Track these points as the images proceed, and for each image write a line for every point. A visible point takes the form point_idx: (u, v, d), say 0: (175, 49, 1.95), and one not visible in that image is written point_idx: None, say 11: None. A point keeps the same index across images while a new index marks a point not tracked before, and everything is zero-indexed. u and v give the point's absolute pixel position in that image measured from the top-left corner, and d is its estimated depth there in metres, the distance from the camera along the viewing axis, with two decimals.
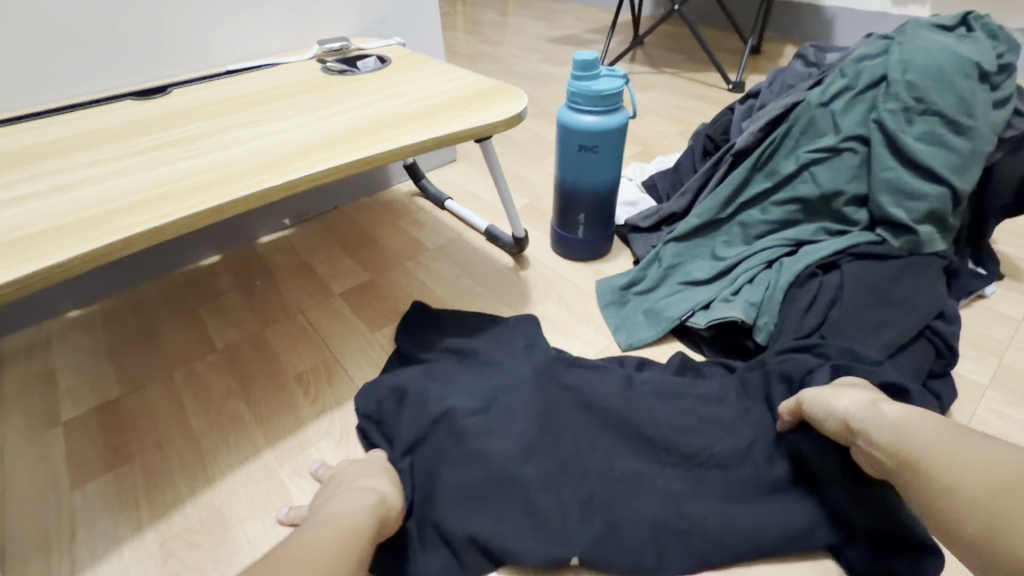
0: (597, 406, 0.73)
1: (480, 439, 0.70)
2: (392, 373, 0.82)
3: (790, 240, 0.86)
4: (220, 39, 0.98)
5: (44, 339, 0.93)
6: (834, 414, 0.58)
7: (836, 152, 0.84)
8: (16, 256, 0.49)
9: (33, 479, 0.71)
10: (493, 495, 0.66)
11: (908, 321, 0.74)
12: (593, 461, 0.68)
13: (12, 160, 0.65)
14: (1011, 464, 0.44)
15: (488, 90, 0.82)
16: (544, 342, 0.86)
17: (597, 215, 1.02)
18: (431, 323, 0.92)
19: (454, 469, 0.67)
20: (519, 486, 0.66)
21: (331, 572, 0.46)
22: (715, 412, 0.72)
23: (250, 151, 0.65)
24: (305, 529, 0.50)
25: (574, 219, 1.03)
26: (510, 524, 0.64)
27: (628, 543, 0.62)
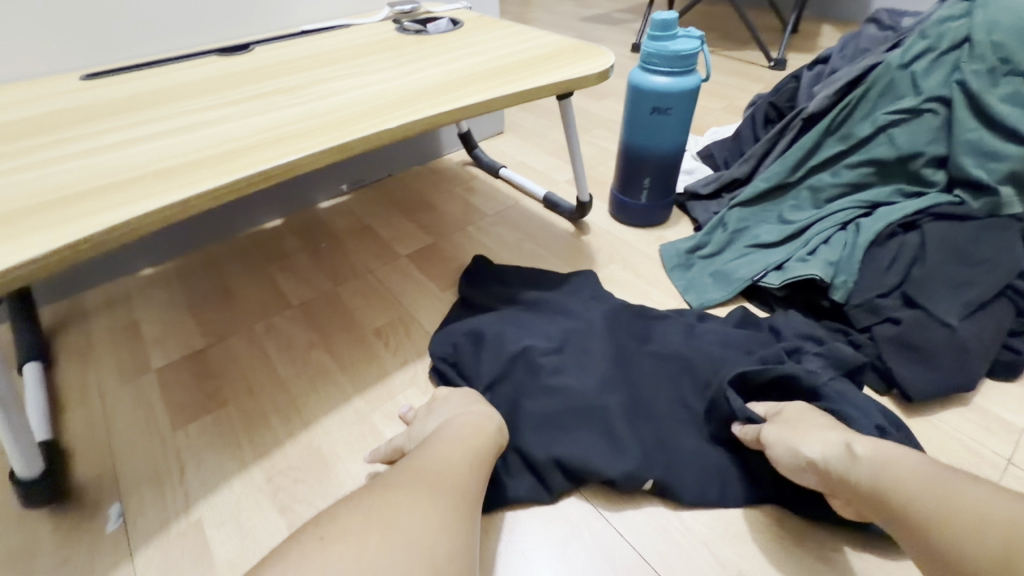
0: (666, 353, 0.74)
1: (558, 375, 0.71)
2: (464, 319, 0.83)
3: (866, 202, 0.87)
4: (294, 1, 0.99)
5: (124, 294, 0.95)
6: (806, 462, 0.56)
7: (916, 114, 0.84)
8: (163, 186, 0.52)
9: (136, 419, 0.74)
10: (574, 423, 0.67)
11: (988, 276, 0.74)
12: (664, 402, 0.70)
13: (125, 106, 0.68)
14: (1001, 517, 0.41)
15: (569, 48, 0.82)
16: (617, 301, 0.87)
17: (663, 182, 1.02)
18: (500, 281, 0.93)
19: (534, 401, 0.69)
20: (599, 415, 0.67)
21: (463, 481, 0.50)
22: (793, 356, 0.72)
23: (354, 101, 0.67)
24: (434, 446, 0.54)
25: (639, 185, 1.03)
26: (591, 447, 0.64)
27: (723, 485, 0.63)
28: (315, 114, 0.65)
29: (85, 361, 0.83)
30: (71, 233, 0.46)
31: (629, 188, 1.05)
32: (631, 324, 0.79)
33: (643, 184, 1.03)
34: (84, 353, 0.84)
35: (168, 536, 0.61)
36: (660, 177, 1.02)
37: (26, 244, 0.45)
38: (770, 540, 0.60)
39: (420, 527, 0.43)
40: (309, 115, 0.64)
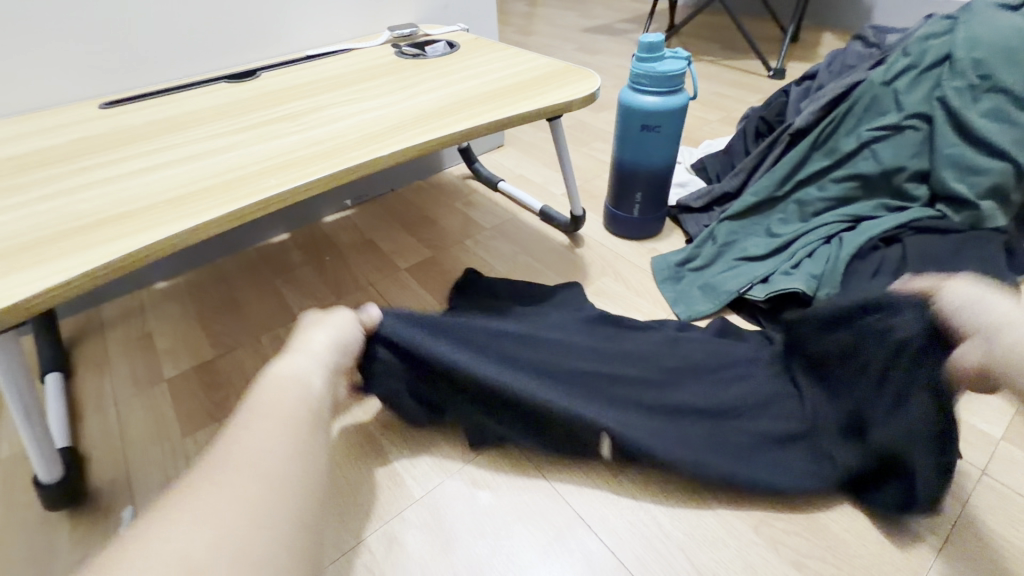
0: (635, 352, 0.79)
1: (519, 350, 0.75)
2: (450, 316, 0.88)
3: (850, 215, 0.89)
4: (299, 26, 1.04)
5: (138, 307, 1.00)
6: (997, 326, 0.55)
7: (899, 130, 0.86)
8: (171, 214, 0.56)
9: (148, 427, 0.78)
10: (528, 387, 0.70)
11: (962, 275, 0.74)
12: (628, 391, 0.73)
13: (139, 135, 0.72)
14: None
15: (559, 71, 0.86)
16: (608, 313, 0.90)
17: (655, 197, 1.05)
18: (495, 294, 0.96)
19: (491, 367, 0.72)
20: (554, 383, 0.71)
21: (277, 478, 0.42)
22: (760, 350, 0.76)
23: (350, 128, 0.71)
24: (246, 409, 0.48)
25: (632, 200, 1.06)
26: (542, 406, 0.68)
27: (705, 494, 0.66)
28: (315, 141, 0.69)
29: (101, 372, 0.88)
30: (90, 259, 0.50)
31: (623, 203, 1.08)
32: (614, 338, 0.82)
33: (635, 200, 1.06)
34: (100, 364, 0.89)
35: None
36: (651, 193, 1.05)
37: (49, 271, 0.49)
38: (747, 547, 0.62)
39: (254, 475, 0.42)
40: (310, 142, 0.68)
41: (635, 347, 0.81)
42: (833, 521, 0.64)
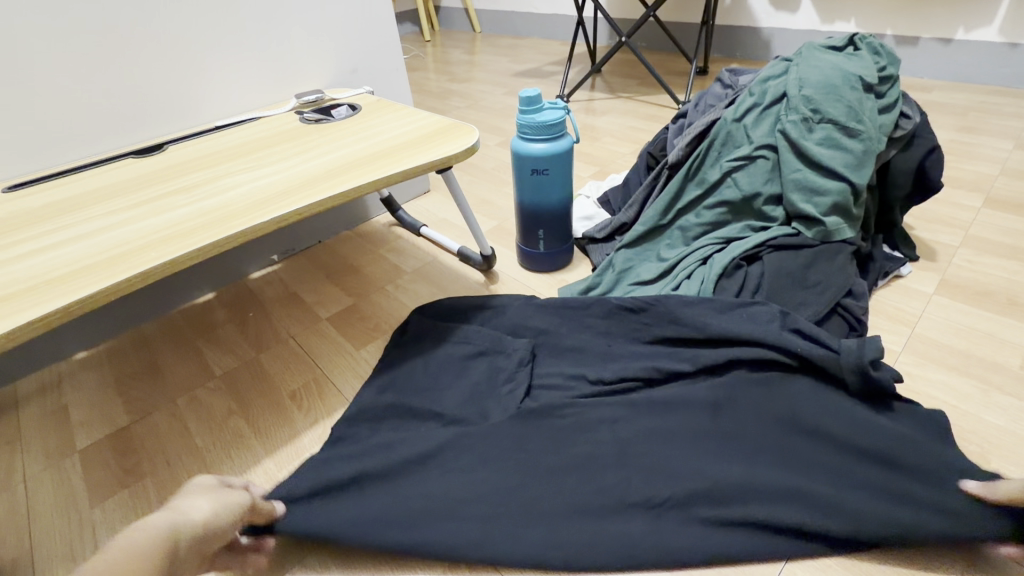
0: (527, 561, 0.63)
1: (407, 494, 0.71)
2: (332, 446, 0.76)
3: (722, 238, 0.98)
4: (211, 101, 1.12)
5: (56, 380, 1.02)
6: None
7: (751, 160, 0.98)
8: (56, 292, 0.60)
9: (56, 501, 0.79)
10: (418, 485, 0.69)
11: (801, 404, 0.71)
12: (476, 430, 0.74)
13: (35, 216, 0.76)
14: None
15: (445, 128, 0.93)
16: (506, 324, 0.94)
17: (541, 322, 0.92)
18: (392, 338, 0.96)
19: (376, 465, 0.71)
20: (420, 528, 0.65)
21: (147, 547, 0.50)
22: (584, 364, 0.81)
23: (172, 220, 0.72)
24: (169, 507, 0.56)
25: (522, 297, 0.99)
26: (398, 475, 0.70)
27: None
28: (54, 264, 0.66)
29: (13, 447, 0.89)
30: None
31: (503, 296, 0.99)
32: (504, 369, 0.84)
33: (525, 296, 1.00)
34: (12, 441, 0.90)
35: None
36: (536, 318, 0.93)
37: None
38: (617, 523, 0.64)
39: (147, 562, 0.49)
40: (137, 235, 0.69)
41: (517, 365, 0.85)
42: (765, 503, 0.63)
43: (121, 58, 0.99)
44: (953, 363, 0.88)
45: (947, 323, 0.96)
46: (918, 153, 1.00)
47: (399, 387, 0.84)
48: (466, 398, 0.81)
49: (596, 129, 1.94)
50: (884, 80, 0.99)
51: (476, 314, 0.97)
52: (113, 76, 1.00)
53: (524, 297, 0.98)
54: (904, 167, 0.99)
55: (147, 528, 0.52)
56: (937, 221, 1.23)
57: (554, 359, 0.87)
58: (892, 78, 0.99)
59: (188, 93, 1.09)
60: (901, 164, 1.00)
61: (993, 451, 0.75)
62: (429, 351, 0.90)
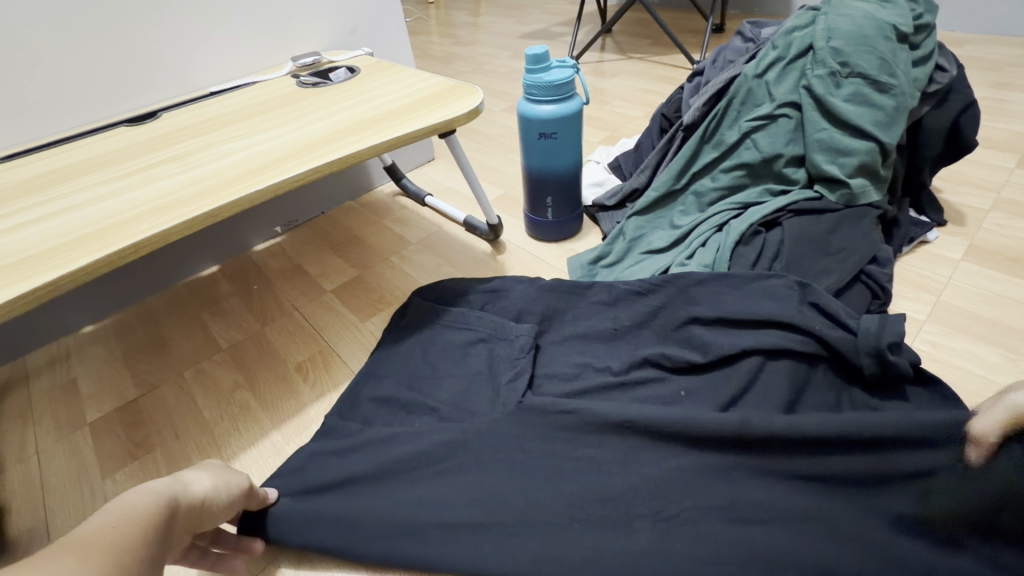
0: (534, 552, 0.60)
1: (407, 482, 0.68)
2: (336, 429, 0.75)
3: (739, 203, 0.94)
4: (206, 66, 1.08)
5: (64, 354, 1.02)
6: None
7: (772, 119, 0.92)
8: (47, 264, 0.58)
9: (68, 474, 0.79)
10: (425, 462, 0.67)
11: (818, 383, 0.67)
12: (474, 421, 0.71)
13: (27, 187, 0.73)
14: None
15: (447, 89, 0.89)
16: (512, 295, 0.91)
17: (545, 305, 0.88)
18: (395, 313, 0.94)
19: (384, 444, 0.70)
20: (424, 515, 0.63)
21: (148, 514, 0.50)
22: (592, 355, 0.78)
23: (166, 189, 0.69)
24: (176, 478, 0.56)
25: (527, 279, 0.95)
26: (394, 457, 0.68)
27: None
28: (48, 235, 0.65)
29: (25, 420, 0.89)
30: None
31: (505, 279, 0.95)
32: (504, 356, 0.80)
33: (530, 278, 0.95)
34: (24, 414, 0.90)
35: None
36: (540, 301, 0.88)
37: None
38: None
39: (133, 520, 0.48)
40: (130, 205, 0.67)
41: (519, 352, 0.80)
42: (780, 474, 0.61)
43: (108, 21, 0.95)
44: (980, 332, 0.84)
45: (975, 290, 0.91)
46: (953, 110, 0.93)
47: (398, 373, 0.82)
48: (470, 375, 0.79)
49: (606, 92, 1.87)
50: (919, 30, 0.92)
51: (482, 285, 0.94)
52: (102, 40, 0.95)
53: (528, 280, 0.94)
54: (936, 125, 0.93)
55: (147, 491, 0.52)
56: (967, 183, 1.17)
57: (562, 339, 0.84)
58: (928, 28, 0.92)
59: (180, 58, 1.04)
60: (933, 122, 0.94)
61: None
62: (430, 336, 0.87)
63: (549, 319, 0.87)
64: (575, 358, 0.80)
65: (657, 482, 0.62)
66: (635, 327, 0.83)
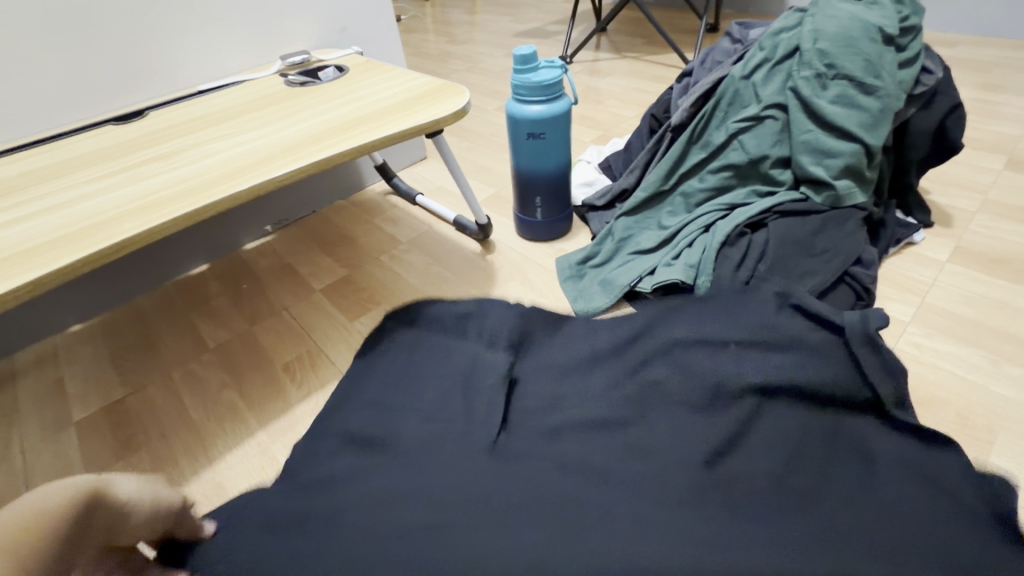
0: None
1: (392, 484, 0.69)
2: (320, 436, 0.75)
3: (726, 204, 0.94)
4: (194, 64, 1.08)
5: (52, 353, 1.02)
6: None
7: (759, 120, 0.92)
8: (27, 264, 0.58)
9: (54, 474, 0.79)
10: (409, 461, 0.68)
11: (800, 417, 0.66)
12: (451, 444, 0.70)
13: (10, 187, 0.73)
14: None
15: (435, 89, 0.89)
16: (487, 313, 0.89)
17: (520, 329, 0.86)
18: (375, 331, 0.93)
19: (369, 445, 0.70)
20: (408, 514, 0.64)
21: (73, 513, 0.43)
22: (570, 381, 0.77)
23: (150, 188, 0.69)
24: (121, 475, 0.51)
25: (501, 302, 0.92)
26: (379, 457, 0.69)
27: None
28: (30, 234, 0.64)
29: (11, 419, 0.89)
30: None
31: (477, 301, 0.92)
32: (479, 381, 0.78)
33: (505, 301, 0.93)
34: (11, 413, 0.90)
35: None
36: (516, 323, 0.86)
37: None
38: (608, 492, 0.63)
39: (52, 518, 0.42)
40: (113, 205, 0.67)
41: (495, 381, 0.77)
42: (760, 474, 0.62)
43: (94, 18, 0.94)
44: (963, 333, 0.85)
45: (960, 291, 0.92)
46: (939, 112, 0.93)
47: (384, 379, 0.83)
48: (453, 384, 0.79)
49: (599, 92, 1.87)
50: (906, 32, 0.92)
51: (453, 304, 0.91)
52: (87, 38, 0.95)
53: (503, 302, 0.91)
54: (922, 127, 0.94)
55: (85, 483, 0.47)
56: (956, 184, 1.17)
57: (539, 360, 0.82)
58: (914, 30, 0.92)
59: (168, 56, 1.04)
60: (919, 124, 0.94)
61: (1001, 423, 0.72)
62: (405, 358, 0.86)
63: (525, 344, 0.85)
64: (552, 388, 0.77)
65: (638, 483, 0.62)
66: (614, 351, 0.80)
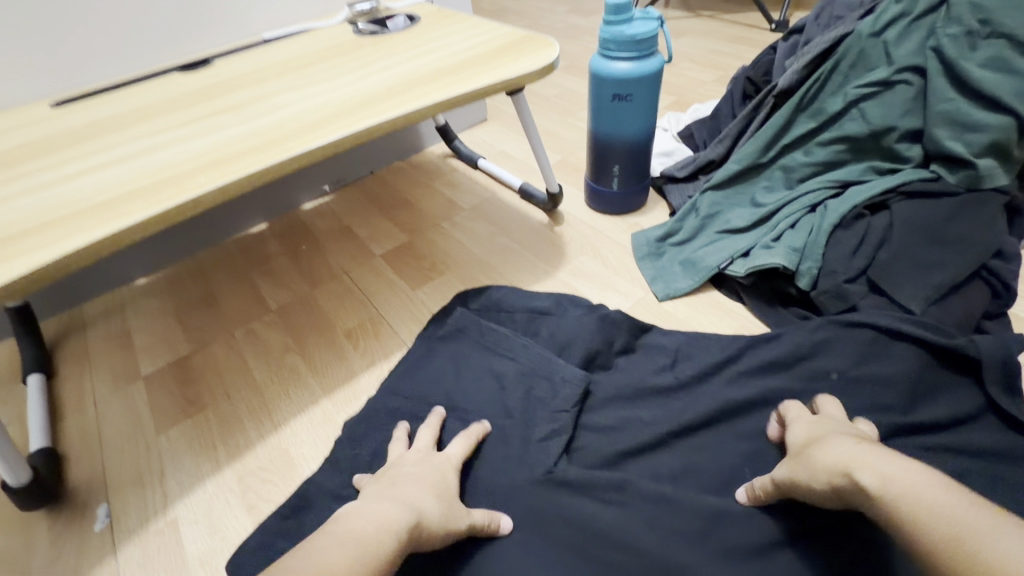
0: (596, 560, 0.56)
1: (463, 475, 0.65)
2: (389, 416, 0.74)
3: (837, 181, 0.84)
4: (259, 9, 1.02)
5: (119, 305, 1.02)
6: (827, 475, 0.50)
7: (888, 86, 0.81)
8: (103, 216, 0.55)
9: (125, 426, 0.80)
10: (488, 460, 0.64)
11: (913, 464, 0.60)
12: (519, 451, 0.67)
13: (82, 133, 0.70)
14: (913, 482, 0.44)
15: (519, 41, 0.80)
16: (560, 306, 0.86)
17: (602, 340, 0.78)
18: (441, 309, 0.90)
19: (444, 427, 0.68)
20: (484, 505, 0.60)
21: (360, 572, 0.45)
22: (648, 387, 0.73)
23: (221, 141, 0.65)
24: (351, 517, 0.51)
25: (586, 306, 0.86)
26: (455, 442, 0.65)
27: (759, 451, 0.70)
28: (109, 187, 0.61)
29: (83, 369, 0.90)
30: (38, 259, 0.51)
31: (559, 302, 0.87)
32: (545, 389, 0.73)
33: (590, 306, 0.86)
34: (81, 363, 0.91)
35: (148, 535, 0.67)
36: (596, 334, 0.78)
37: None
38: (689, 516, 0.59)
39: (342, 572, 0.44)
40: (186, 157, 0.63)
41: (562, 404, 0.70)
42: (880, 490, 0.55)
43: None
44: None
45: None
46: None
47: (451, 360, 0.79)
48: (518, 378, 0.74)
49: (672, 52, 1.72)
50: None
51: (529, 299, 0.87)
52: None
53: (587, 307, 0.85)
54: None
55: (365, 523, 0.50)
56: None
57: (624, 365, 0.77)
58: None
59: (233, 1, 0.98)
60: None
61: None
62: (470, 351, 0.80)
63: (602, 356, 0.77)
64: (624, 411, 0.72)
65: None
66: (697, 383, 0.73)
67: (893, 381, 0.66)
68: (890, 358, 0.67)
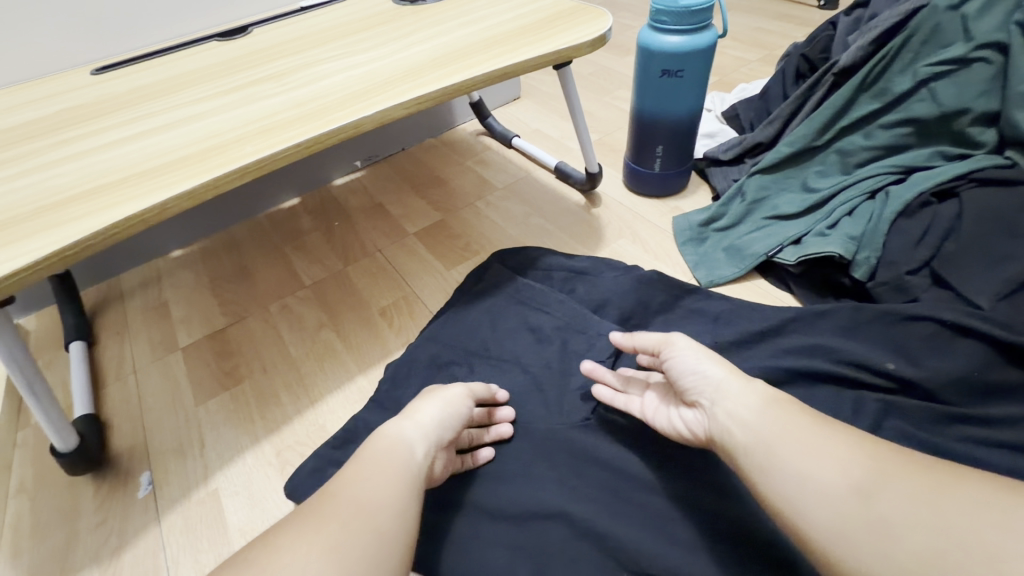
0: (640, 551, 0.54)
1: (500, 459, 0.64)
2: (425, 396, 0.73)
3: (900, 166, 0.79)
4: None
5: (155, 276, 1.03)
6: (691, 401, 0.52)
7: (964, 65, 0.75)
8: (150, 185, 0.54)
9: (164, 396, 0.81)
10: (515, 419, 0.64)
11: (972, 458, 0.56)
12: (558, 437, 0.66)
13: (124, 101, 0.69)
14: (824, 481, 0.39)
15: (567, 12, 0.76)
16: (596, 273, 0.84)
17: (636, 300, 0.78)
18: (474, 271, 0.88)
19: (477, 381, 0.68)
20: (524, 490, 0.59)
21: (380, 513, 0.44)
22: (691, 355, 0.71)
23: (264, 110, 0.63)
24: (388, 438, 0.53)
25: (621, 267, 0.84)
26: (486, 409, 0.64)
27: None
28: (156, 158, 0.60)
29: (122, 338, 0.91)
30: (86, 227, 0.50)
31: (596, 262, 0.86)
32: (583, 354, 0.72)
33: (626, 266, 0.85)
34: (120, 332, 0.92)
35: (190, 504, 0.68)
36: (631, 295, 0.79)
37: (16, 253, 0.48)
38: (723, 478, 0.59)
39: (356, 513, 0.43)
40: (229, 126, 0.61)
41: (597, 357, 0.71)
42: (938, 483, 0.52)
43: None
44: None
45: None
46: None
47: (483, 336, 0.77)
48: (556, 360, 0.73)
49: None
50: None
51: (567, 262, 0.86)
52: None
53: (623, 268, 0.84)
54: None
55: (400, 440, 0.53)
56: None
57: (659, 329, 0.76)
58: None
59: None
60: None
61: None
62: (506, 311, 0.80)
63: (637, 315, 0.77)
64: None
65: None
66: (739, 345, 0.71)
67: (957, 379, 0.62)
68: (954, 355, 0.63)
